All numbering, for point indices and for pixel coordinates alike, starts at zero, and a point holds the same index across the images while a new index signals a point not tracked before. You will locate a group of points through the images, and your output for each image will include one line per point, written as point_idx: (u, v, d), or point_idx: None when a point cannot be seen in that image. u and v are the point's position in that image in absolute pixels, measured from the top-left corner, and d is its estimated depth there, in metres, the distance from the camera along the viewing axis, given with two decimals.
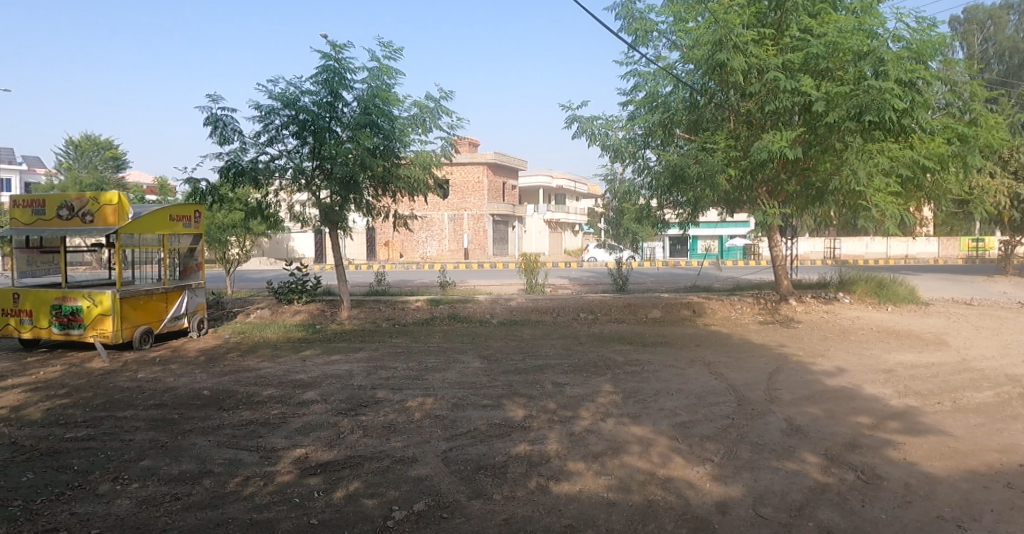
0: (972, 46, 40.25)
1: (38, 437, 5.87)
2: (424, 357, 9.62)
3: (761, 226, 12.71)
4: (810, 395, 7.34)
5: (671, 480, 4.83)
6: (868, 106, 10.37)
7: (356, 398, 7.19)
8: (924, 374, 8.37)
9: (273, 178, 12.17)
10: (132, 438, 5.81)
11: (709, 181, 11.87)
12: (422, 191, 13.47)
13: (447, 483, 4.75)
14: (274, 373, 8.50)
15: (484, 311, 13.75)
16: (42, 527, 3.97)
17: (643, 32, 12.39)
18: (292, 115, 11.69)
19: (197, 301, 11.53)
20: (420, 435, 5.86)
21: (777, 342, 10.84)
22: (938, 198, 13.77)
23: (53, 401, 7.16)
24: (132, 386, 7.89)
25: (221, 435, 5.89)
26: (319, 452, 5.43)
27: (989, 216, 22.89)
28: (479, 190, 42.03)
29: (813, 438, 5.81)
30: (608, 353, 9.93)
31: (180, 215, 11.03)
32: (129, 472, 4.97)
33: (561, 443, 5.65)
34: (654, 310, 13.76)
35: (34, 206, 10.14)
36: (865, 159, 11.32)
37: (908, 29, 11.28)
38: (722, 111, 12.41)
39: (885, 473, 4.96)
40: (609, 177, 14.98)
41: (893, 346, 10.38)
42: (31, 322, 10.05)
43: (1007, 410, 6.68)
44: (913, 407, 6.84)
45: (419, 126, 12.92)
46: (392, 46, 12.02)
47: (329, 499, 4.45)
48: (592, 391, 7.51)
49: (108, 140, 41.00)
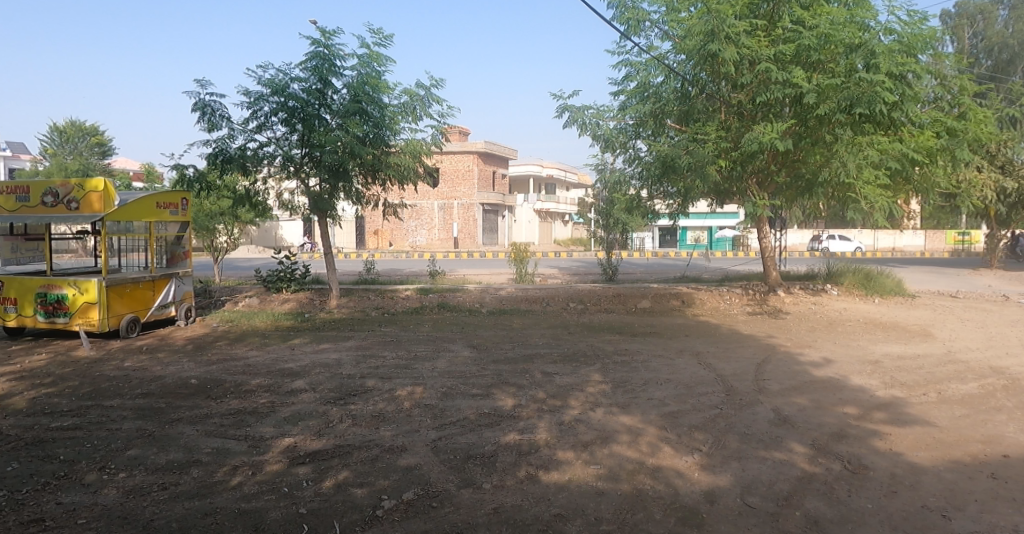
0: (962, 40, 40.50)
1: (24, 426, 5.80)
2: (413, 346, 9.61)
3: (751, 217, 12.73)
4: (798, 385, 7.40)
5: (661, 469, 4.86)
6: (859, 98, 10.43)
7: (346, 387, 7.17)
8: (910, 366, 8.46)
9: (262, 165, 12.08)
10: (119, 427, 5.76)
11: (699, 171, 11.75)
12: (412, 179, 13.32)
13: (436, 472, 4.75)
14: (262, 362, 8.45)
15: (474, 301, 13.75)
16: (27, 518, 3.93)
17: (635, 22, 12.31)
18: (281, 102, 11.57)
19: (184, 289, 11.40)
20: (409, 425, 5.85)
21: (765, 332, 10.91)
22: (927, 191, 13.85)
23: (39, 390, 7.10)
24: (119, 374, 7.83)
25: (209, 424, 5.84)
26: (308, 441, 5.41)
27: (976, 210, 23.10)
28: (469, 179, 41.91)
29: (800, 428, 5.85)
30: (597, 343, 9.94)
31: (168, 201, 10.89)
32: (116, 462, 4.93)
33: (550, 433, 5.66)
34: (644, 301, 13.81)
35: (18, 193, 9.93)
36: (854, 152, 11.30)
37: (900, 22, 11.34)
38: (714, 102, 12.37)
39: (872, 463, 5.01)
40: (600, 167, 15.08)
41: (879, 338, 10.47)
42: (16, 310, 9.93)
43: (992, 402, 6.76)
44: (899, 398, 6.91)
45: (409, 115, 12.82)
46: (383, 33, 11.94)
47: (318, 489, 4.43)
48: (581, 381, 7.53)
49: (94, 126, 40.53)
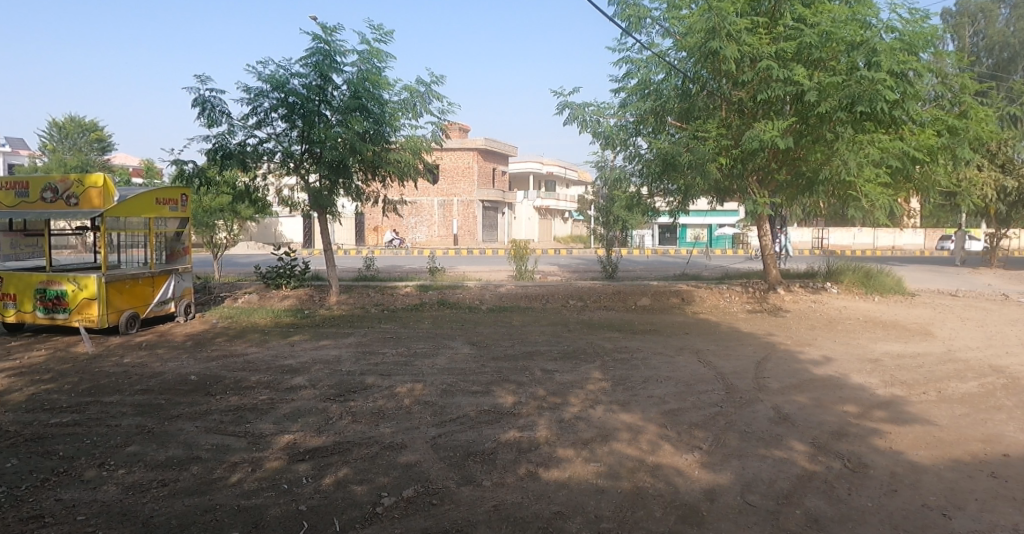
0: (964, 38, 40.40)
1: (22, 422, 5.78)
2: (413, 343, 9.61)
3: (751, 215, 12.72)
4: (797, 384, 7.39)
5: (661, 468, 4.85)
6: (860, 97, 10.38)
7: (346, 384, 7.15)
8: (910, 365, 8.45)
9: (262, 162, 12.06)
10: (119, 424, 5.76)
11: (700, 169, 11.76)
12: (412, 176, 13.26)
13: (436, 469, 4.75)
14: (261, 358, 8.45)
15: (474, 297, 13.73)
16: (26, 514, 3.92)
17: (637, 18, 12.28)
18: (282, 98, 11.53)
19: (184, 285, 11.39)
20: (409, 422, 5.85)
21: (765, 330, 10.91)
22: (927, 190, 13.85)
23: (38, 386, 7.09)
24: (118, 370, 7.82)
25: (209, 421, 5.83)
26: (308, 438, 5.41)
27: (976, 209, 23.08)
28: (469, 175, 41.89)
29: (801, 426, 5.85)
30: (598, 340, 9.93)
31: (167, 198, 10.90)
32: (116, 458, 4.93)
33: (550, 430, 5.66)
34: (644, 298, 13.79)
35: (17, 188, 9.92)
36: (855, 150, 11.40)
37: (902, 20, 11.32)
38: (715, 100, 12.31)
39: (872, 462, 5.00)
40: (600, 164, 15.01)
41: (879, 336, 10.45)
42: (15, 306, 9.91)
43: (991, 401, 6.75)
44: (899, 397, 6.90)
45: (409, 111, 12.79)
46: (383, 29, 11.88)
47: (317, 485, 4.43)
48: (581, 378, 7.53)
49: (93, 122, 40.45)
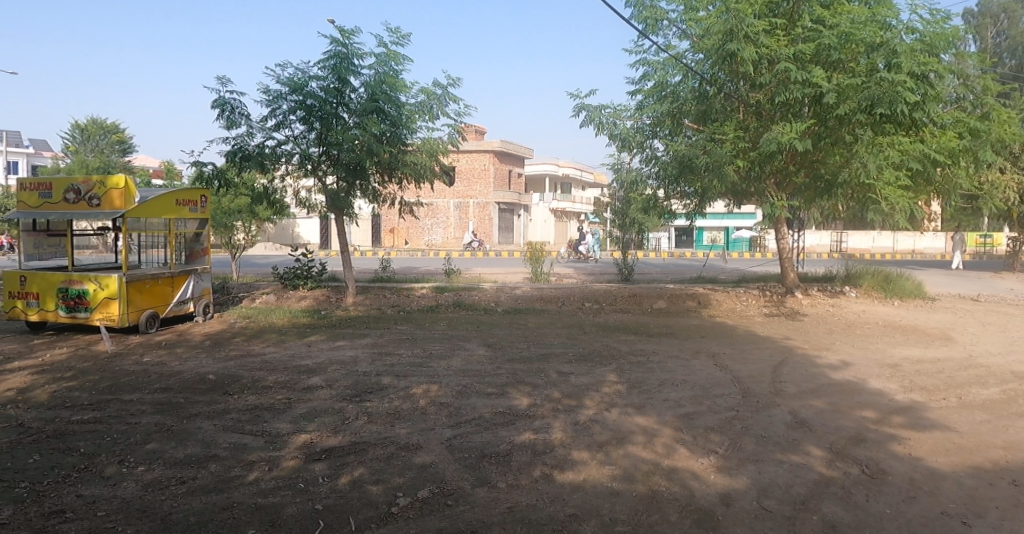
0: (986, 39, 39.84)
1: (45, 419, 5.90)
2: (428, 344, 9.65)
3: (768, 218, 12.61)
4: (814, 388, 7.32)
5: (676, 471, 4.83)
6: (880, 99, 10.26)
7: (362, 385, 7.21)
8: (929, 370, 8.34)
9: (280, 164, 12.19)
10: (138, 422, 5.85)
11: (717, 171, 11.71)
12: (428, 178, 13.34)
13: (451, 470, 4.78)
14: (279, 358, 8.55)
15: (490, 299, 13.78)
16: (48, 509, 4.00)
17: (653, 20, 12.25)
18: (300, 100, 11.66)
19: (203, 285, 11.54)
20: (424, 422, 5.89)
21: (782, 334, 10.82)
22: (949, 193, 13.67)
23: (60, 383, 7.22)
24: (138, 369, 7.93)
25: (226, 420, 5.90)
26: (324, 437, 5.46)
27: (999, 212, 22.75)
28: (485, 177, 42.01)
29: (818, 432, 5.80)
30: (613, 343, 9.91)
31: (186, 199, 11.08)
32: (135, 455, 5.01)
33: (565, 432, 5.67)
34: (659, 301, 13.73)
35: (41, 189, 10.12)
36: (875, 153, 11.26)
37: (923, 21, 11.20)
38: (732, 102, 12.24)
39: (890, 468, 4.95)
40: (616, 166, 14.99)
41: (899, 341, 10.33)
42: (38, 305, 10.09)
43: (1014, 408, 6.64)
44: (918, 403, 6.81)
45: (426, 114, 12.88)
46: (400, 32, 12.01)
47: (333, 484, 4.48)
48: (597, 381, 7.53)
49: (114, 124, 41.06)
